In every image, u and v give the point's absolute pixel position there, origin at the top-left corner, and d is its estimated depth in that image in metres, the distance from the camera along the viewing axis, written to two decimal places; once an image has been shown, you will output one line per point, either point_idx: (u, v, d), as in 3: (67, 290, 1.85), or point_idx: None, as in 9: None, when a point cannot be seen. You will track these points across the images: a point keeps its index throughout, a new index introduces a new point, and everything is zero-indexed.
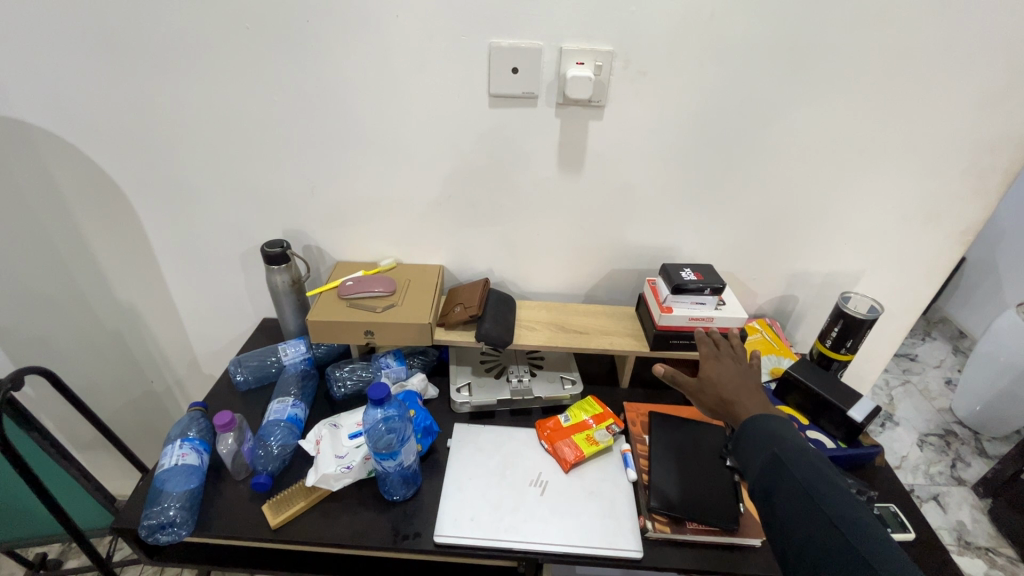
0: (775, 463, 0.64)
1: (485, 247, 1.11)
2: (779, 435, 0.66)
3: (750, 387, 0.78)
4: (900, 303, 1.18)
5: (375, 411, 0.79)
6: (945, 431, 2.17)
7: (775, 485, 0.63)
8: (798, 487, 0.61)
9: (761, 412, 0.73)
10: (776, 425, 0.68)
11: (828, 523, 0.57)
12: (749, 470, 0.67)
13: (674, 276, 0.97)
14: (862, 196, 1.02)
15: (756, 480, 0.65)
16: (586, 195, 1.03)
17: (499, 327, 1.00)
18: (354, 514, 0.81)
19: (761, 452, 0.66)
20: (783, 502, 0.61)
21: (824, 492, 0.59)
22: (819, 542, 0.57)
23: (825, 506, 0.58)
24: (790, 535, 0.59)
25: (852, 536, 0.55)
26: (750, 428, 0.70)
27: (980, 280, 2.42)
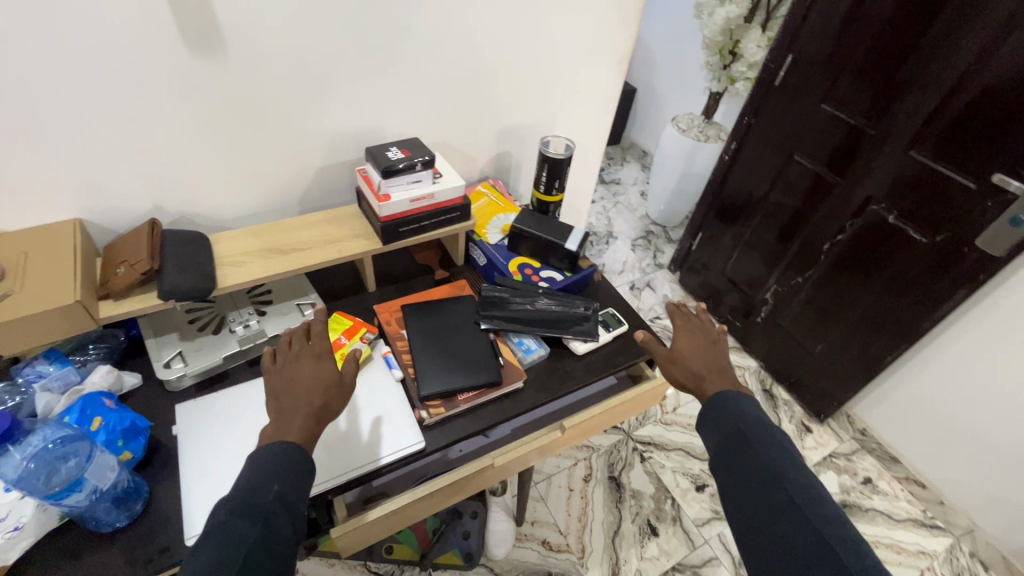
0: (741, 443, 0.69)
1: (134, 178, 0.83)
2: (747, 415, 0.72)
3: (717, 361, 0.83)
4: (590, 136, 1.33)
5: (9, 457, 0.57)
6: (646, 232, 2.76)
7: (740, 462, 0.68)
8: (759, 465, 0.66)
9: (729, 387, 0.78)
10: (740, 403, 0.74)
11: (782, 496, 0.62)
12: (713, 443, 0.72)
13: (381, 158, 0.87)
14: (537, 39, 1.04)
15: (721, 453, 0.70)
16: (250, 83, 0.82)
17: (191, 274, 0.79)
18: (62, 572, 0.62)
19: (727, 430, 0.71)
20: (745, 476, 0.66)
21: (783, 472, 0.64)
22: (774, 512, 0.62)
23: (784, 484, 0.63)
24: (747, 508, 0.64)
25: (811, 515, 0.59)
26: (718, 402, 0.75)
27: (648, 103, 2.95)
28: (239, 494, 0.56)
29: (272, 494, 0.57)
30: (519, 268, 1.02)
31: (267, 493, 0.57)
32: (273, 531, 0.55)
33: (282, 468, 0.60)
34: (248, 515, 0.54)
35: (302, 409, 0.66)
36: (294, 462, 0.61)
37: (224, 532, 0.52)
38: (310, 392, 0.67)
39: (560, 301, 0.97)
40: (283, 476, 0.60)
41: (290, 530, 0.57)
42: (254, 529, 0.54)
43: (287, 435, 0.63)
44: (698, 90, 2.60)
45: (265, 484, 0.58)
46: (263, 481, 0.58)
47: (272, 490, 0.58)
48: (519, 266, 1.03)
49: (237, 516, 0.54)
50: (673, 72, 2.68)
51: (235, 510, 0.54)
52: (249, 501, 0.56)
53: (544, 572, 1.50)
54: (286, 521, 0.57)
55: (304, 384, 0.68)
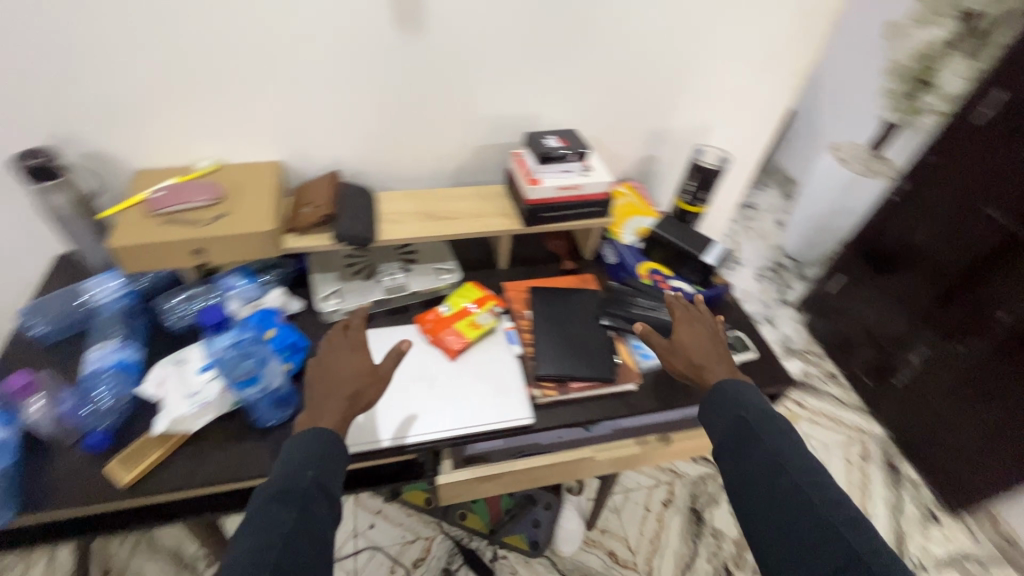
0: (747, 432, 0.66)
1: (328, 133, 0.95)
2: (747, 399, 0.70)
3: (718, 352, 0.79)
4: (744, 152, 1.26)
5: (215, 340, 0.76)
6: (776, 264, 2.56)
7: (746, 453, 0.65)
8: (763, 450, 0.64)
9: (729, 378, 0.75)
10: (741, 390, 0.71)
11: (794, 486, 0.60)
12: (716, 432, 0.70)
13: (539, 144, 0.92)
14: (711, 45, 1.02)
15: (727, 447, 0.67)
16: (437, 61, 0.90)
17: (359, 224, 0.89)
18: (227, 449, 0.73)
19: (730, 419, 0.68)
20: (755, 469, 0.63)
21: (790, 462, 0.62)
22: (790, 506, 0.59)
23: (788, 468, 0.61)
24: (757, 499, 0.61)
25: (813, 499, 0.58)
26: (717, 392, 0.72)
27: (805, 128, 2.72)
28: (279, 480, 0.59)
29: (307, 479, 0.60)
30: (648, 273, 1.01)
31: (302, 477, 0.60)
32: (311, 517, 0.57)
33: (312, 454, 0.63)
34: (287, 500, 0.57)
35: (334, 398, 0.70)
36: (328, 451, 0.64)
37: (266, 514, 0.55)
38: (341, 383, 0.72)
39: (688, 313, 0.94)
40: (316, 462, 0.62)
41: (327, 510, 0.60)
42: (292, 513, 0.56)
43: (322, 418, 0.68)
44: (869, 119, 2.35)
45: (299, 471, 0.60)
46: (298, 468, 0.61)
47: (306, 474, 0.60)
48: (649, 271, 1.01)
49: (277, 501, 0.56)
50: (842, 97, 2.45)
51: (276, 495, 0.57)
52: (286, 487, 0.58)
53: None
54: (323, 504, 0.59)
55: (337, 376, 0.72)
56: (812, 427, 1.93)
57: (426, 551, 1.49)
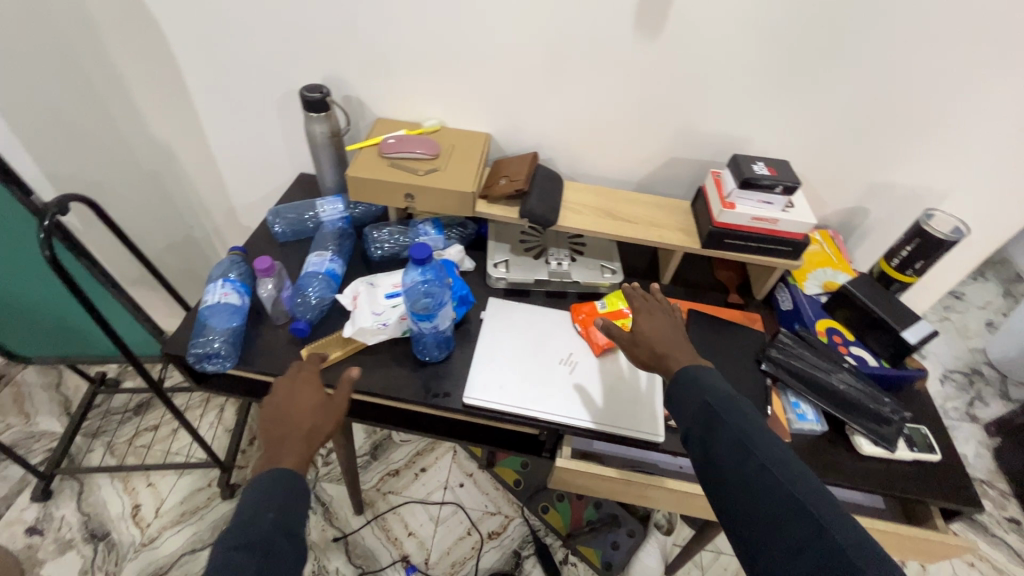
0: (712, 414, 0.62)
1: (538, 117, 1.01)
2: (711, 385, 0.65)
3: (681, 339, 0.76)
4: (983, 229, 1.07)
5: (414, 273, 0.78)
6: (972, 370, 2.14)
7: (714, 441, 0.60)
8: (731, 435, 0.59)
9: (692, 364, 0.70)
10: (703, 374, 0.66)
11: (760, 470, 0.55)
12: (681, 421, 0.64)
13: (745, 168, 0.87)
14: (981, 99, 0.88)
15: (694, 435, 0.62)
16: (662, 67, 0.91)
17: (545, 206, 0.94)
18: (388, 368, 0.83)
19: (697, 405, 0.64)
20: (725, 454, 0.58)
21: (755, 442, 0.58)
22: (760, 492, 0.54)
23: (754, 450, 0.57)
24: (730, 488, 0.57)
25: (785, 481, 0.54)
26: (686, 377, 0.67)
27: None
28: (236, 526, 0.55)
29: (267, 522, 0.56)
30: (826, 331, 0.92)
31: (263, 520, 0.56)
32: (275, 557, 0.54)
33: (277, 492, 0.60)
34: (248, 547, 0.54)
35: (294, 431, 0.67)
36: (289, 484, 0.61)
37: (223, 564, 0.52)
38: (299, 416, 0.68)
39: (867, 387, 0.84)
40: (276, 502, 0.59)
41: (293, 552, 0.56)
42: (254, 558, 0.53)
43: (284, 456, 0.64)
44: None
45: (259, 511, 0.57)
46: (259, 509, 0.57)
47: (266, 516, 0.57)
48: (827, 330, 0.92)
49: (237, 550, 0.53)
50: None
51: (232, 545, 0.54)
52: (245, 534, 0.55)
53: None
54: (288, 545, 0.56)
55: (293, 411, 0.69)
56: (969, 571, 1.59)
57: (503, 528, 1.54)
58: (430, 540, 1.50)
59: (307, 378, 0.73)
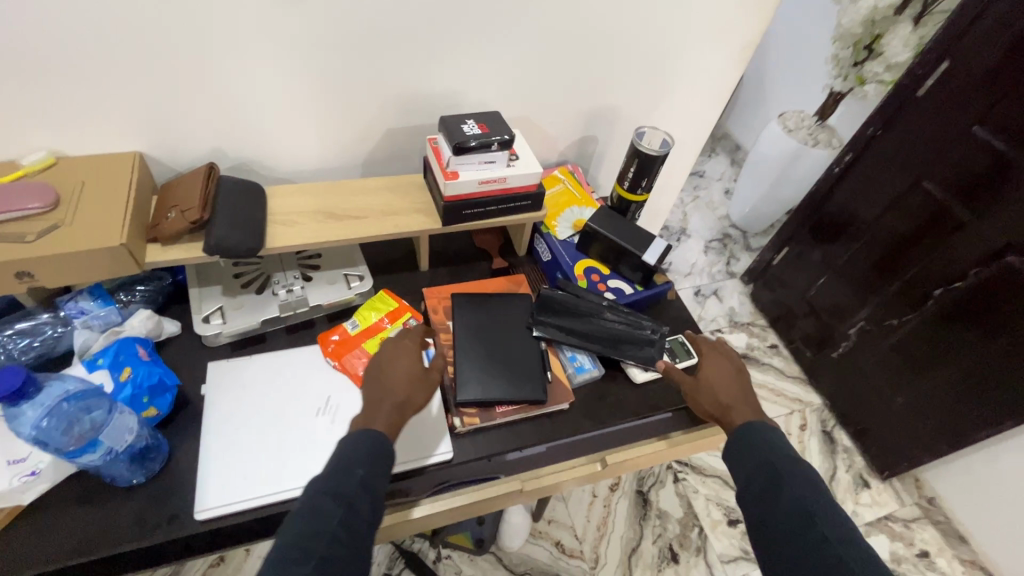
0: (775, 480, 0.62)
1: (194, 119, 0.78)
2: (772, 443, 0.66)
3: (744, 391, 0.75)
4: (690, 129, 1.17)
5: (27, 412, 0.53)
6: (723, 235, 2.55)
7: (777, 495, 0.61)
8: (792, 494, 0.60)
9: (758, 420, 0.71)
10: (772, 435, 0.68)
11: (808, 519, 0.58)
12: (741, 471, 0.66)
13: (455, 131, 0.77)
14: (655, 12, 0.90)
15: (752, 495, 0.63)
16: (331, 29, 0.74)
17: (239, 230, 0.74)
18: (74, 520, 0.61)
19: (758, 462, 0.65)
20: (782, 510, 0.60)
21: (813, 500, 0.59)
22: (802, 539, 0.57)
23: (812, 510, 0.58)
24: (779, 540, 0.59)
25: (829, 536, 0.56)
26: (751, 433, 0.68)
27: (753, 92, 2.65)
28: (329, 477, 0.57)
29: (356, 479, 0.58)
30: (585, 272, 0.92)
31: (352, 478, 0.57)
32: (360, 518, 0.55)
33: (374, 454, 0.61)
34: (336, 498, 0.55)
35: (386, 402, 0.66)
36: (378, 454, 0.61)
37: (314, 509, 0.54)
38: (395, 385, 0.68)
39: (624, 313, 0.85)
40: (365, 461, 0.60)
41: (372, 515, 0.57)
42: (340, 509, 0.55)
43: (374, 421, 0.64)
44: (817, 85, 2.31)
45: (347, 469, 0.58)
46: (347, 468, 0.58)
47: (356, 474, 0.58)
48: (585, 270, 0.92)
49: (330, 498, 0.55)
50: (790, 61, 2.39)
51: (324, 491, 0.55)
52: (336, 484, 0.56)
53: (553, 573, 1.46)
54: (367, 511, 0.57)
55: (393, 379, 0.68)
56: None
57: None
58: None
59: (408, 347, 0.72)
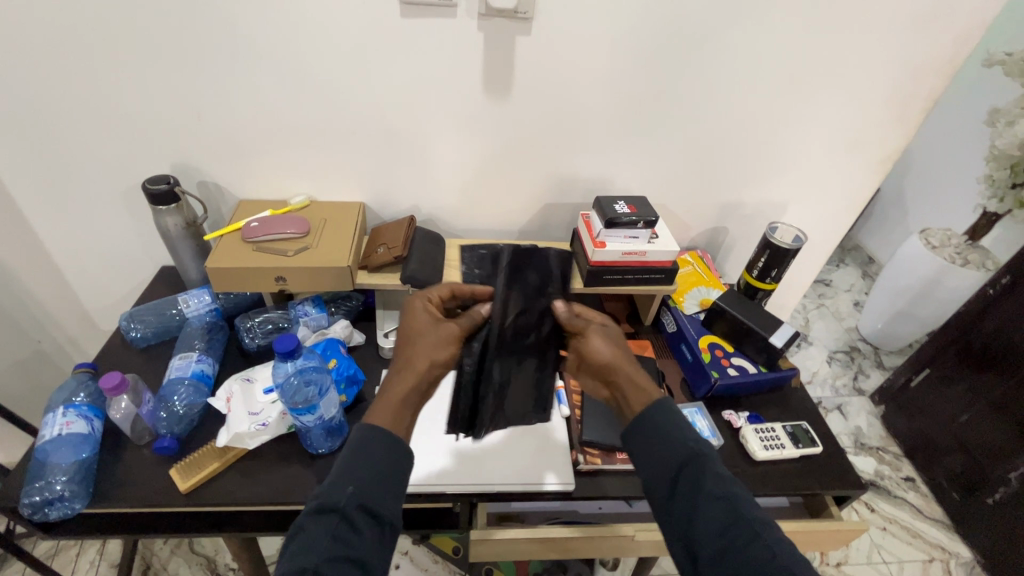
0: (698, 463, 0.57)
1: (406, 183, 1.02)
2: (677, 426, 0.60)
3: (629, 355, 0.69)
4: (822, 231, 1.22)
5: (286, 365, 0.73)
6: (850, 348, 2.39)
7: (698, 483, 0.56)
8: (718, 487, 0.55)
9: (642, 394, 0.64)
10: (670, 417, 0.61)
11: (735, 507, 0.53)
12: (654, 462, 0.58)
13: (608, 208, 0.92)
14: (794, 124, 1.02)
15: (673, 489, 0.56)
16: (521, 124, 0.96)
17: (426, 267, 0.93)
18: (275, 471, 0.76)
19: (673, 455, 0.58)
20: (705, 497, 0.54)
21: (738, 492, 0.55)
22: (733, 530, 0.52)
23: (736, 497, 0.54)
24: (707, 534, 0.52)
25: (756, 526, 0.52)
26: (657, 419, 0.61)
27: (890, 207, 2.58)
28: (321, 494, 0.53)
29: (346, 496, 0.53)
30: (709, 346, 0.97)
31: (342, 494, 0.52)
32: (344, 543, 0.50)
33: (374, 469, 0.55)
34: (325, 520, 0.51)
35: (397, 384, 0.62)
36: (379, 464, 0.56)
37: (305, 534, 0.51)
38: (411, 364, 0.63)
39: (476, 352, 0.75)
40: (358, 473, 0.54)
41: (368, 534, 0.52)
42: (326, 536, 0.50)
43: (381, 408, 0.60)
44: (966, 204, 2.20)
45: (339, 484, 0.53)
46: (338, 482, 0.53)
47: (347, 489, 0.53)
48: (709, 345, 0.97)
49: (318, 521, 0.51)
50: (935, 179, 2.32)
51: (315, 510, 0.52)
52: (325, 502, 0.52)
53: None
54: (363, 530, 0.52)
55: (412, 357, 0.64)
56: (884, 535, 1.73)
57: None
58: None
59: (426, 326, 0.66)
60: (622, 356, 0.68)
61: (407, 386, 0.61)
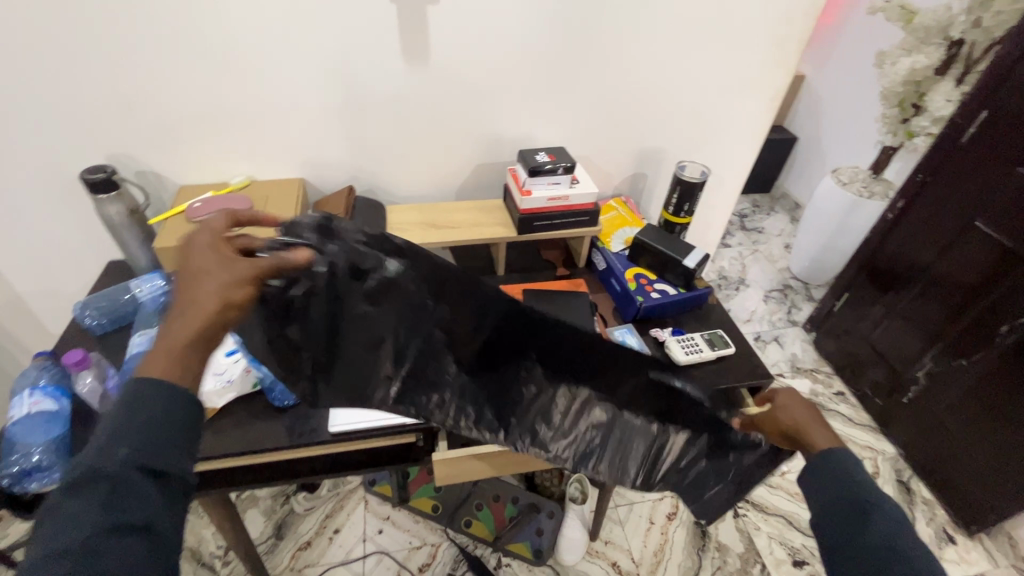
0: (867, 508, 0.54)
1: (343, 155, 1.08)
2: (854, 468, 0.58)
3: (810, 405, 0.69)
4: (730, 168, 1.35)
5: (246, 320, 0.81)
6: (784, 285, 2.60)
7: (860, 520, 0.53)
8: (879, 527, 0.52)
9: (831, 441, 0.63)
10: (842, 458, 0.59)
11: (888, 548, 0.50)
12: (820, 498, 0.58)
13: (530, 159, 1.01)
14: (690, 71, 1.13)
15: (830, 520, 0.55)
16: (442, 90, 1.03)
17: (369, 230, 1.00)
18: (246, 425, 0.82)
19: (842, 488, 0.56)
20: (862, 538, 0.52)
21: (902, 536, 0.51)
22: (882, 566, 0.50)
23: (895, 543, 0.51)
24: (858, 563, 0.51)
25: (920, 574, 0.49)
26: (832, 458, 0.60)
27: (808, 153, 2.79)
28: (77, 459, 0.43)
29: (119, 458, 0.42)
30: (635, 276, 1.08)
31: (169, 458, 0.45)
32: (124, 508, 0.41)
33: (157, 424, 0.45)
34: (90, 485, 0.41)
35: (186, 322, 0.49)
36: (170, 414, 0.46)
37: (67, 507, 0.40)
38: (200, 297, 0.50)
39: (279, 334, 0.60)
40: (133, 429, 0.44)
41: (157, 498, 0.43)
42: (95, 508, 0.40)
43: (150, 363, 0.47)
44: (869, 143, 2.42)
45: (110, 446, 0.43)
46: (106, 446, 0.43)
47: (119, 452, 0.43)
48: (635, 275, 1.08)
49: (80, 490, 0.41)
50: (841, 123, 2.53)
51: (74, 481, 0.42)
52: (92, 467, 0.42)
53: None
54: (144, 495, 0.43)
55: (191, 290, 0.50)
56: None
57: (433, 557, 1.51)
58: None
59: (205, 241, 0.54)
60: (803, 410, 0.68)
61: (190, 326, 0.49)
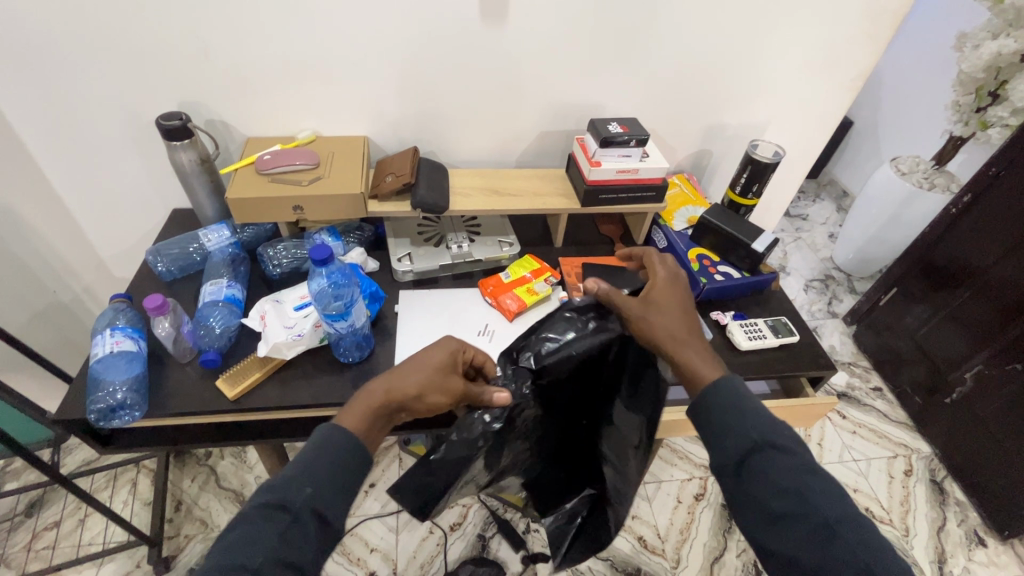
0: (761, 451, 0.56)
1: (407, 115, 1.06)
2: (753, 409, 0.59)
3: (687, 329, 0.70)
4: (799, 149, 1.30)
5: (318, 277, 0.80)
6: (826, 276, 2.53)
7: (768, 467, 0.55)
8: (792, 468, 0.54)
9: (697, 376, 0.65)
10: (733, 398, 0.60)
11: (804, 493, 0.52)
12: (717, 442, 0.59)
13: (602, 129, 0.98)
14: (773, 44, 1.07)
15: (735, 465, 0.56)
16: (516, 51, 1.00)
17: (434, 193, 0.99)
18: (312, 379, 0.83)
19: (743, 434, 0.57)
20: (768, 487, 0.54)
21: (814, 481, 0.53)
22: (791, 508, 0.52)
23: (812, 488, 0.53)
24: (762, 501, 0.54)
25: (829, 517, 0.51)
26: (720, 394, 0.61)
27: (864, 139, 2.67)
28: (273, 487, 0.54)
29: (303, 497, 0.53)
30: (697, 257, 1.06)
31: (298, 495, 0.54)
32: (295, 545, 0.52)
33: (332, 478, 0.56)
34: (277, 512, 0.52)
35: (377, 391, 0.64)
36: (344, 473, 0.57)
37: (255, 525, 0.51)
38: (405, 382, 0.65)
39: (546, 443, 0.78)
40: (315, 474, 0.55)
41: (314, 545, 0.53)
42: (274, 539, 0.51)
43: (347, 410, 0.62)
44: (933, 133, 2.30)
45: (298, 483, 0.54)
46: (296, 481, 0.54)
47: (304, 491, 0.54)
48: (697, 256, 1.06)
49: (269, 512, 0.52)
50: (905, 109, 2.41)
51: (264, 506, 0.53)
52: (281, 497, 0.53)
53: (633, 565, 1.50)
54: (312, 536, 0.53)
55: (407, 370, 0.66)
56: (853, 437, 1.91)
57: (463, 517, 1.52)
58: (394, 550, 1.44)
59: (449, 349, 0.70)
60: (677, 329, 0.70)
61: (383, 396, 0.64)
